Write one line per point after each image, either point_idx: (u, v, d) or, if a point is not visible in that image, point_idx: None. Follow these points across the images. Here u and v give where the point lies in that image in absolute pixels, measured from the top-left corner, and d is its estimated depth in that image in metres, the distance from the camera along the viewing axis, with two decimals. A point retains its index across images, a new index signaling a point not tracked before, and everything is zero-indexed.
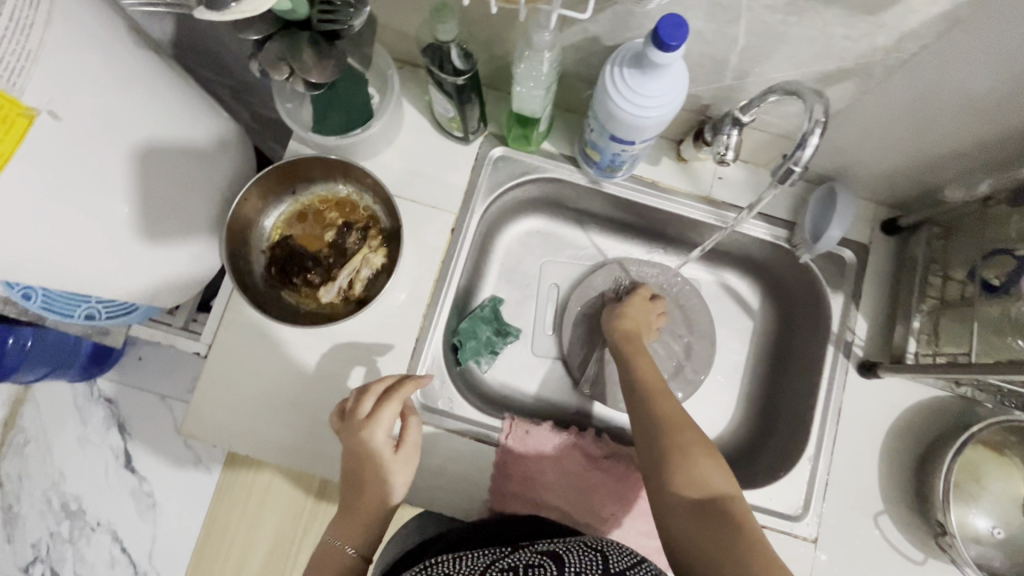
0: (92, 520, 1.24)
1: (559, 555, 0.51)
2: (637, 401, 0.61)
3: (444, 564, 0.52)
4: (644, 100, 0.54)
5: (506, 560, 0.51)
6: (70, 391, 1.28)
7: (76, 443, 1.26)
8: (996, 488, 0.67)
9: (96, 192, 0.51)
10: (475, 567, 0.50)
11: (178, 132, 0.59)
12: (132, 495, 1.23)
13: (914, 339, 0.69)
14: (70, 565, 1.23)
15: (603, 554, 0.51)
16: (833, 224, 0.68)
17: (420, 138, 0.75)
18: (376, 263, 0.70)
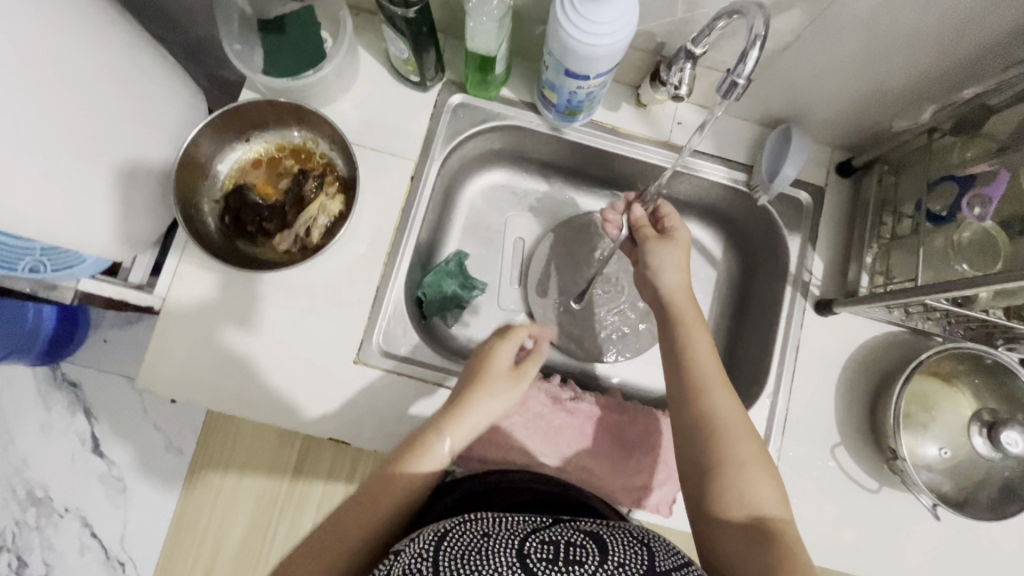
0: (60, 507, 1.21)
1: (602, 541, 0.48)
2: (679, 400, 0.59)
3: (483, 522, 0.50)
4: (595, 28, 0.54)
5: (547, 532, 0.49)
6: (31, 377, 1.25)
7: (40, 429, 1.23)
8: (944, 417, 0.69)
9: (26, 126, 0.49)
10: (514, 532, 0.49)
11: (103, 66, 0.57)
12: (101, 481, 1.21)
13: (867, 275, 0.70)
14: (39, 553, 1.21)
15: (649, 548, 0.49)
16: (787, 163, 0.70)
17: (376, 86, 0.73)
18: (333, 210, 0.69)
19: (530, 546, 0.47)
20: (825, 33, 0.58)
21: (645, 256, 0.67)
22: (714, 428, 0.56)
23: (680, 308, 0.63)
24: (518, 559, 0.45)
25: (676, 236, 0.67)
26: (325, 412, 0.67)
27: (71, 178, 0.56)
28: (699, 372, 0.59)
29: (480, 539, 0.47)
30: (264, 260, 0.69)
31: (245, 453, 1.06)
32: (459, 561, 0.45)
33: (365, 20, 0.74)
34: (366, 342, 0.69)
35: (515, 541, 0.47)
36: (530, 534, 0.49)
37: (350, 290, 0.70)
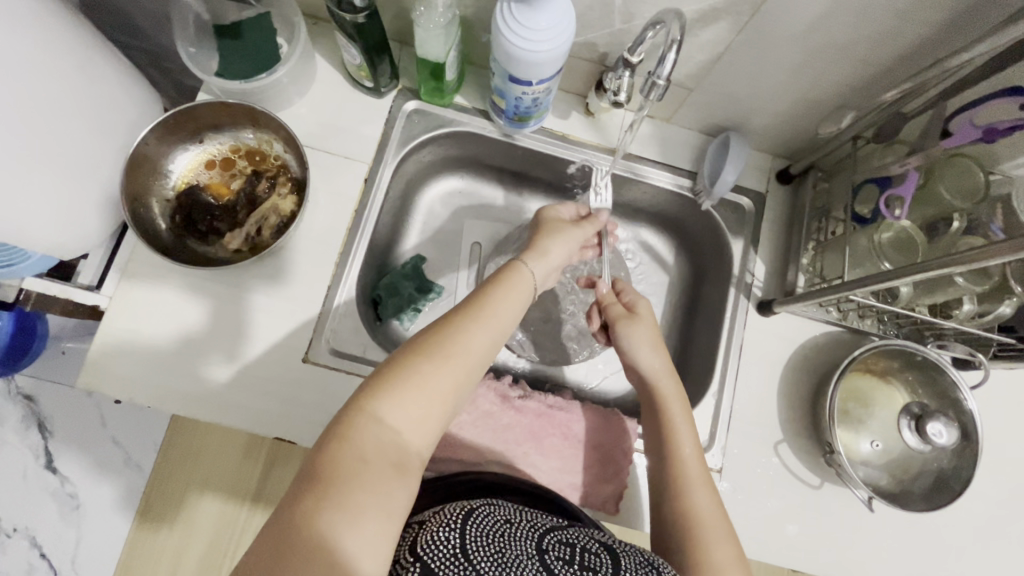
0: (7, 526, 1.16)
1: (616, 551, 0.50)
2: (663, 497, 0.58)
3: (507, 509, 0.51)
4: (534, 37, 0.57)
5: (566, 534, 0.51)
6: None
7: None
8: (881, 413, 0.71)
9: None
10: (535, 528, 0.50)
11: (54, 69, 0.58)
12: (54, 499, 1.16)
13: (804, 276, 0.72)
14: None
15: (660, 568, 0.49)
16: (727, 168, 0.73)
17: (333, 92, 0.75)
18: (285, 210, 0.70)
19: (549, 543, 0.49)
20: (756, 43, 0.61)
21: (616, 339, 0.66)
22: (694, 532, 0.54)
23: (663, 393, 0.63)
24: (538, 554, 0.47)
25: (638, 312, 0.67)
26: (272, 412, 0.67)
27: (13, 175, 0.57)
28: (679, 476, 0.58)
29: (503, 524, 0.49)
30: (215, 259, 0.69)
31: (208, 471, 1.05)
32: (484, 537, 0.46)
33: (322, 29, 0.76)
34: (314, 340, 0.69)
35: (535, 535, 0.49)
36: (551, 530, 0.51)
37: (302, 289, 0.70)
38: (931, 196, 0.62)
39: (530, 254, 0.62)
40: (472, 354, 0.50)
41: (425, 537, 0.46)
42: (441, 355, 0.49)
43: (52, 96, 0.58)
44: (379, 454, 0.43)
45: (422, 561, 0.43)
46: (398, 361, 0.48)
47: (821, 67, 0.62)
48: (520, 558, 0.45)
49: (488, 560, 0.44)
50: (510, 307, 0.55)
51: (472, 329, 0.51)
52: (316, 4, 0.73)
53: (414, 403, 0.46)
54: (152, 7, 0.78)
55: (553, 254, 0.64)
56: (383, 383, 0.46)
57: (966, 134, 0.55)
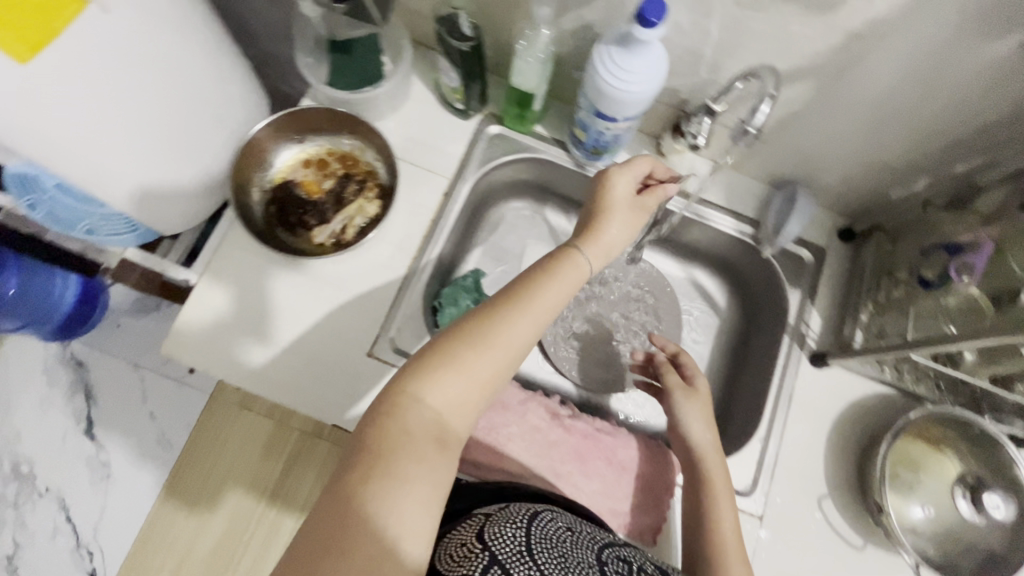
0: (41, 486, 1.21)
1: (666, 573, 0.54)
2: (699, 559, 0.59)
3: (566, 519, 0.56)
4: (626, 78, 0.61)
5: (622, 551, 0.55)
6: (42, 351, 1.28)
7: (39, 405, 1.25)
8: (932, 480, 0.70)
9: (116, 99, 0.56)
10: (592, 539, 0.55)
11: (204, 71, 0.66)
12: (86, 464, 1.21)
13: (861, 331, 0.73)
14: (10, 532, 1.19)
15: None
16: (791, 221, 0.76)
17: (424, 110, 0.81)
18: (370, 212, 0.76)
19: (606, 557, 0.52)
20: (836, 102, 0.64)
21: (672, 408, 0.70)
22: None
23: (704, 449, 0.66)
24: (597, 563, 0.51)
25: (698, 387, 0.71)
26: (330, 399, 0.70)
27: (138, 149, 0.63)
28: (720, 545, 0.59)
29: (565, 531, 0.53)
30: (299, 250, 0.74)
31: (231, 462, 1.08)
32: (547, 541, 0.50)
33: (422, 53, 0.82)
34: (380, 337, 0.73)
35: (593, 547, 0.53)
36: (607, 545, 0.55)
37: (375, 287, 0.74)
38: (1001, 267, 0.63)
39: (582, 241, 0.62)
40: (514, 344, 0.51)
41: (493, 530, 0.49)
42: (483, 342, 0.50)
43: (192, 85, 0.65)
44: (421, 433, 0.45)
45: (491, 548, 0.47)
46: (440, 346, 0.49)
47: (897, 131, 0.65)
48: (582, 564, 0.49)
49: (553, 563, 0.48)
50: (554, 298, 0.55)
51: (515, 318, 0.52)
52: (420, 30, 0.79)
53: (453, 386, 0.48)
54: (271, 19, 0.86)
55: (605, 243, 0.63)
56: (427, 367, 0.48)
57: None
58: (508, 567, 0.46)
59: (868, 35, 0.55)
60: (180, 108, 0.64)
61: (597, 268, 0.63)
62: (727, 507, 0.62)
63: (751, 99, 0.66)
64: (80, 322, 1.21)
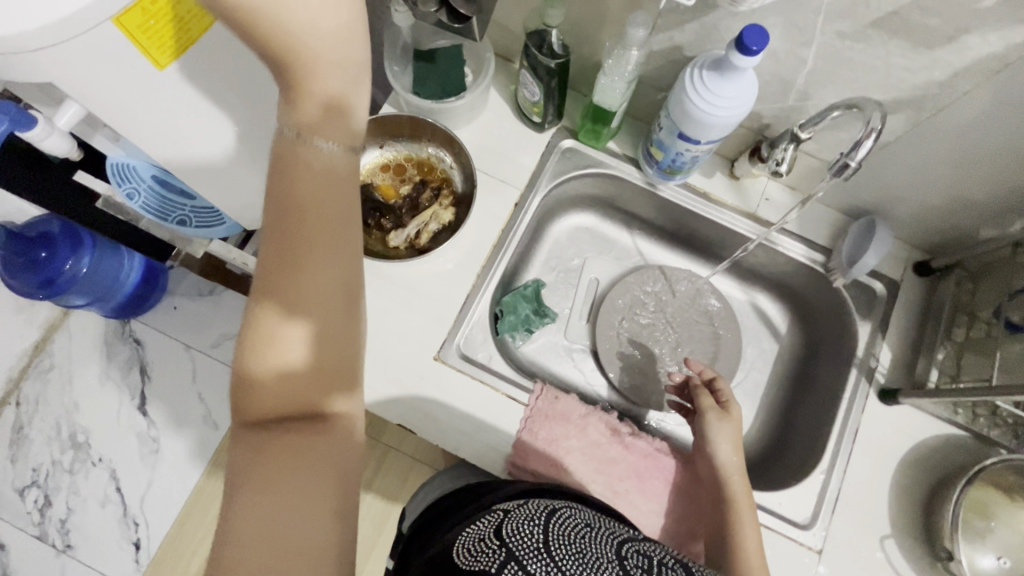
0: (94, 455, 1.24)
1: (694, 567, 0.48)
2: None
3: (585, 519, 0.53)
4: (715, 102, 0.61)
5: (642, 545, 0.50)
6: (103, 326, 1.32)
7: (97, 378, 1.28)
8: (1003, 529, 0.68)
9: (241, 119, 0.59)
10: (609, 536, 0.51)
11: None
12: (137, 438, 1.25)
13: (937, 371, 0.72)
14: (63, 497, 1.22)
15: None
16: (869, 252, 0.74)
17: (500, 121, 0.83)
18: (444, 219, 0.77)
19: (627, 551, 0.48)
20: (929, 137, 0.63)
21: (702, 427, 0.70)
22: None
23: (725, 466, 0.67)
24: (617, 559, 0.46)
25: (729, 415, 0.70)
26: (394, 400, 0.71)
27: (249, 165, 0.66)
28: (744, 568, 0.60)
29: (584, 527, 0.50)
30: (373, 251, 0.76)
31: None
32: (566, 537, 0.48)
33: (500, 65, 0.84)
34: (447, 342, 0.74)
35: (613, 542, 0.49)
36: (627, 540, 0.50)
37: (444, 292, 0.76)
38: None
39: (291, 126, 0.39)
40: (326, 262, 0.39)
41: (510, 526, 0.49)
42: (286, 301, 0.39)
43: None
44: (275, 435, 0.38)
45: (507, 544, 0.46)
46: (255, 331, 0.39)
47: (992, 170, 0.63)
48: (600, 561, 0.45)
49: (571, 558, 0.45)
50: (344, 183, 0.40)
51: (314, 249, 0.38)
52: (502, 43, 0.81)
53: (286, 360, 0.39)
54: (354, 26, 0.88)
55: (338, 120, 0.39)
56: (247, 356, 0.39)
57: None
58: (525, 564, 0.44)
59: (976, 73, 0.54)
60: None
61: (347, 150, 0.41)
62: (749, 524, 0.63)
63: (860, 125, 0.64)
64: (139, 302, 1.27)
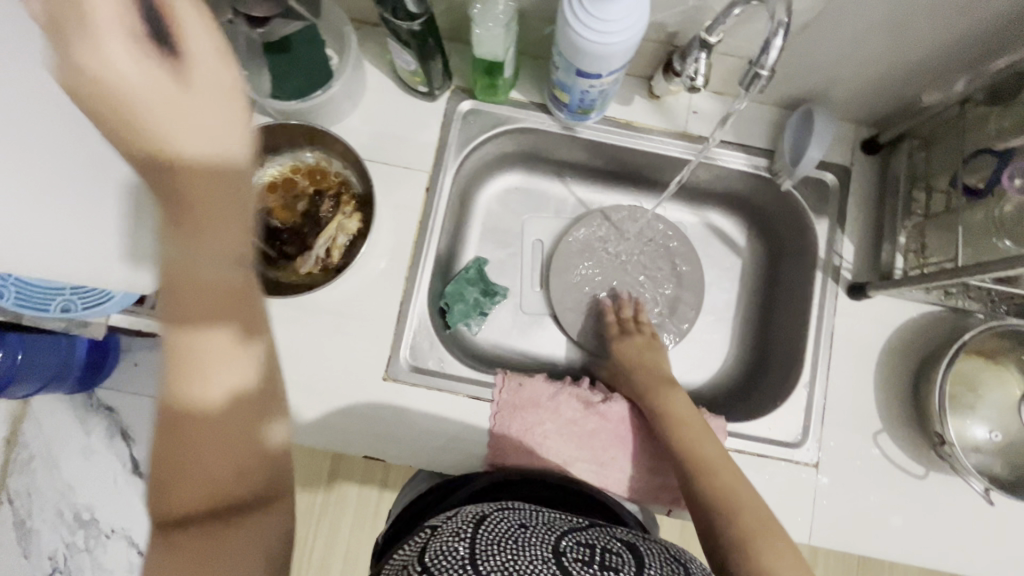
0: (106, 528, 1.16)
1: (637, 551, 0.48)
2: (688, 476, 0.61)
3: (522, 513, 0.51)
4: (602, 26, 0.52)
5: (584, 535, 0.49)
6: (65, 402, 1.17)
7: (81, 454, 1.16)
8: (990, 396, 0.67)
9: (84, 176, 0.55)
10: (551, 525, 0.49)
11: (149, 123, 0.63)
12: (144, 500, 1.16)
13: (901, 256, 0.67)
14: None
15: (685, 567, 0.48)
16: (812, 145, 0.67)
17: (387, 99, 0.73)
18: (351, 228, 0.69)
19: (567, 546, 0.46)
20: (848, 8, 0.55)
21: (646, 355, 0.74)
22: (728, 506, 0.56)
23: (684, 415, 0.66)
24: (554, 556, 0.44)
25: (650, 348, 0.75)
26: (355, 433, 0.67)
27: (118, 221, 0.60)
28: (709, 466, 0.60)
29: (518, 528, 0.47)
30: (287, 284, 0.69)
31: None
32: (496, 546, 0.44)
33: (368, 33, 0.73)
34: (394, 359, 0.69)
35: (552, 538, 0.47)
36: (568, 533, 0.48)
37: (376, 306, 0.70)
38: None
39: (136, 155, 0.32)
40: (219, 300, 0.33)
41: (434, 547, 0.45)
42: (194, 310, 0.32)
43: None
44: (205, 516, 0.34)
45: (430, 571, 0.42)
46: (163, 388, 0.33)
47: (921, 28, 0.56)
48: (533, 564, 0.43)
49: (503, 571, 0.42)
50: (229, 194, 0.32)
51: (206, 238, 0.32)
52: (362, 8, 0.70)
53: (212, 380, 0.33)
54: None
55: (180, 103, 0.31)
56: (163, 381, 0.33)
57: None
58: None
59: None
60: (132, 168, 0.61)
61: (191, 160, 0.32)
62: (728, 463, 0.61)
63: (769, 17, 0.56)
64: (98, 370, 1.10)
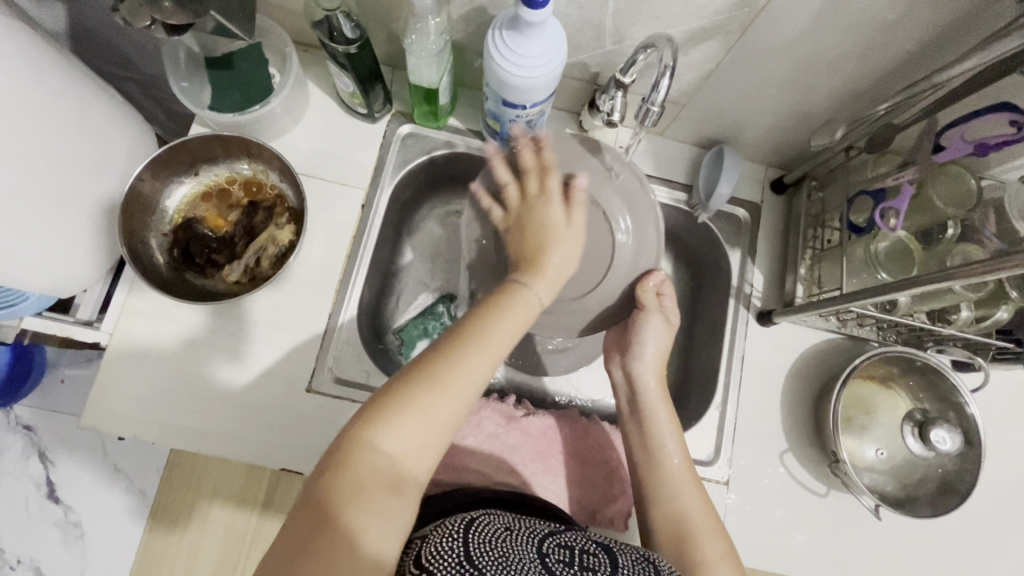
0: (11, 558, 1.07)
1: (613, 550, 0.49)
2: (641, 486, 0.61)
3: (508, 518, 0.51)
4: (524, 62, 0.57)
5: (564, 537, 0.50)
6: None
7: None
8: (883, 418, 0.71)
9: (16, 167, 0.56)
10: (535, 531, 0.50)
11: (84, 125, 0.64)
12: (57, 527, 1.07)
13: (801, 286, 0.73)
14: None
15: (657, 566, 0.49)
16: (722, 182, 0.73)
17: (328, 119, 0.75)
18: (283, 239, 0.71)
19: (549, 547, 0.48)
20: (745, 61, 0.61)
21: (636, 341, 0.66)
22: (685, 528, 0.56)
23: (668, 461, 0.61)
24: (538, 557, 0.46)
25: (636, 368, 0.65)
26: (276, 443, 0.67)
27: (46, 219, 0.61)
28: (667, 479, 0.60)
29: (503, 530, 0.48)
30: (215, 292, 0.70)
31: (213, 487, 1.02)
32: (487, 543, 0.45)
33: (313, 56, 0.76)
34: (318, 370, 0.69)
35: (534, 539, 0.48)
36: (549, 535, 0.50)
37: (304, 316, 0.71)
38: (925, 206, 0.62)
39: (529, 277, 0.56)
40: (471, 382, 0.46)
41: (428, 551, 0.44)
42: (498, 309, 0.51)
43: (55, 136, 0.60)
44: (372, 478, 0.41)
45: (427, 569, 0.42)
46: (435, 360, 0.45)
47: (810, 83, 0.63)
48: (523, 561, 0.44)
49: (495, 566, 0.43)
50: (509, 335, 0.50)
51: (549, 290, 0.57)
52: (307, 33, 0.73)
53: (507, 329, 0.50)
54: (141, 39, 0.77)
55: (554, 275, 0.58)
56: (458, 334, 0.48)
57: (958, 149, 0.54)
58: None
59: None
60: (63, 165, 0.61)
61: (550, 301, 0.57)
62: (708, 531, 0.56)
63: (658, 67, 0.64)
64: (18, 385, 1.07)
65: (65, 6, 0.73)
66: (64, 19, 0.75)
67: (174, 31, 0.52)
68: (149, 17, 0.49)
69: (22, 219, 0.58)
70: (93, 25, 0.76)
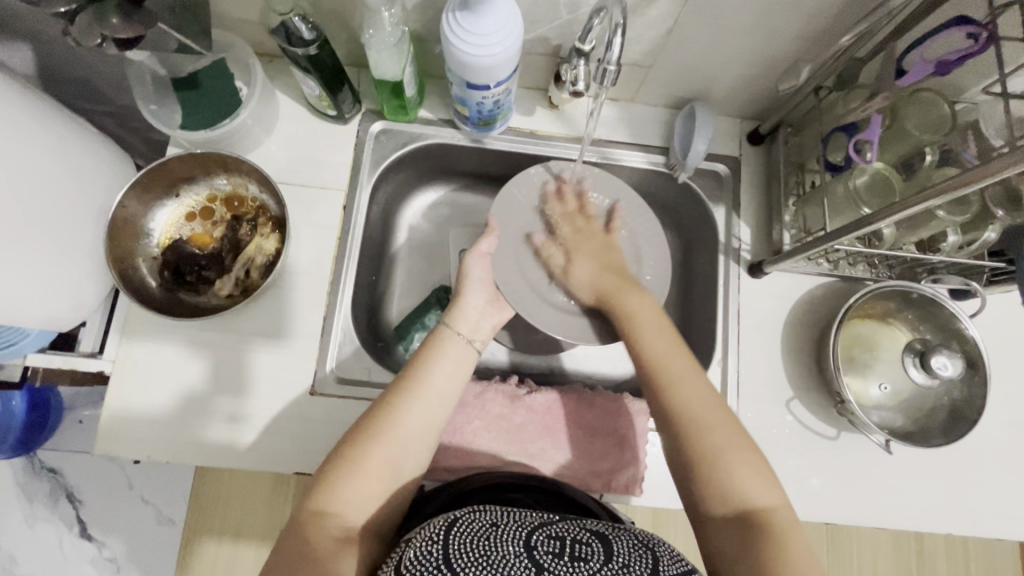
0: None
1: (607, 538, 0.49)
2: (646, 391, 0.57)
3: (493, 512, 0.51)
4: (481, 40, 0.57)
5: (556, 527, 0.50)
6: (7, 469, 1.13)
7: (24, 522, 1.12)
8: (885, 354, 0.71)
9: None
10: (524, 521, 0.49)
11: (62, 159, 0.65)
12: (93, 565, 1.09)
13: (788, 233, 0.73)
14: None
15: (654, 552, 0.48)
16: (695, 139, 0.73)
17: (300, 126, 0.76)
18: (269, 248, 0.72)
19: (538, 539, 0.47)
20: (701, 13, 0.61)
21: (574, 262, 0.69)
22: (686, 417, 0.53)
23: (664, 365, 0.56)
24: (525, 550, 0.45)
25: (575, 266, 0.69)
26: (286, 448, 0.68)
27: (29, 257, 0.61)
28: (664, 373, 0.56)
29: (490, 527, 0.48)
30: (207, 307, 0.71)
31: (238, 517, 1.02)
32: (468, 544, 0.45)
33: (279, 66, 0.76)
34: (319, 372, 0.70)
35: (523, 532, 0.48)
36: (539, 526, 0.49)
37: (300, 321, 0.72)
38: (901, 133, 0.63)
39: (451, 318, 0.64)
40: (410, 430, 0.54)
41: (408, 556, 0.45)
42: (419, 361, 0.59)
43: (32, 170, 0.61)
44: (330, 539, 0.48)
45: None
46: (371, 420, 0.54)
47: (768, 26, 0.62)
48: (506, 559, 0.44)
49: (473, 567, 0.44)
50: (441, 383, 0.58)
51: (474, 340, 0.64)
52: (268, 44, 0.74)
53: (432, 380, 0.58)
54: (109, 71, 0.78)
55: (467, 316, 0.65)
56: (395, 391, 0.56)
57: (919, 71, 0.54)
58: None
59: None
60: (41, 202, 0.62)
61: (477, 337, 0.65)
62: (733, 449, 0.51)
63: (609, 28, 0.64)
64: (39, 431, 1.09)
65: (32, 47, 0.74)
66: (33, 60, 0.76)
67: (127, 46, 0.53)
68: (99, 35, 0.50)
69: (8, 260, 0.59)
70: (61, 65, 0.77)
